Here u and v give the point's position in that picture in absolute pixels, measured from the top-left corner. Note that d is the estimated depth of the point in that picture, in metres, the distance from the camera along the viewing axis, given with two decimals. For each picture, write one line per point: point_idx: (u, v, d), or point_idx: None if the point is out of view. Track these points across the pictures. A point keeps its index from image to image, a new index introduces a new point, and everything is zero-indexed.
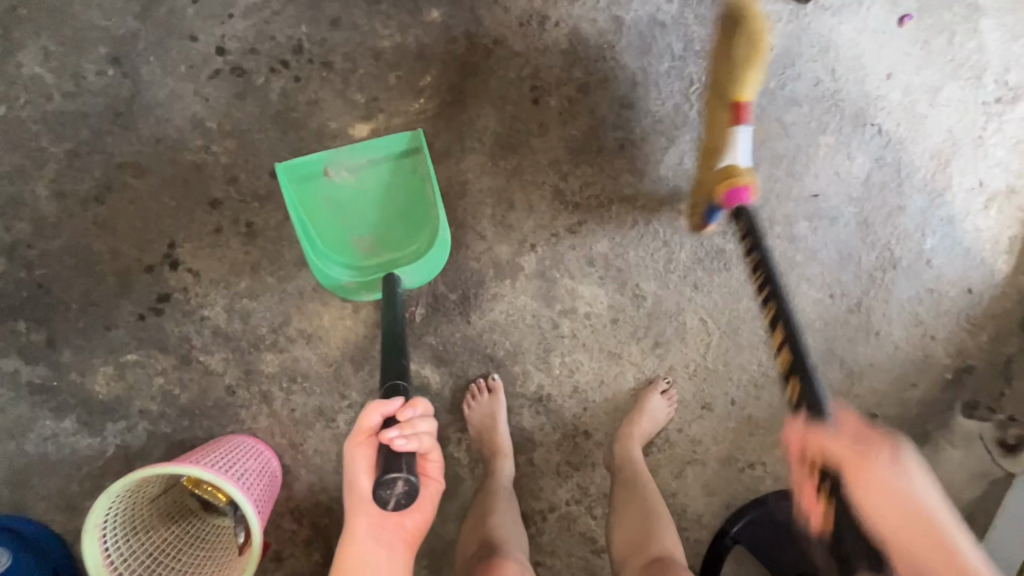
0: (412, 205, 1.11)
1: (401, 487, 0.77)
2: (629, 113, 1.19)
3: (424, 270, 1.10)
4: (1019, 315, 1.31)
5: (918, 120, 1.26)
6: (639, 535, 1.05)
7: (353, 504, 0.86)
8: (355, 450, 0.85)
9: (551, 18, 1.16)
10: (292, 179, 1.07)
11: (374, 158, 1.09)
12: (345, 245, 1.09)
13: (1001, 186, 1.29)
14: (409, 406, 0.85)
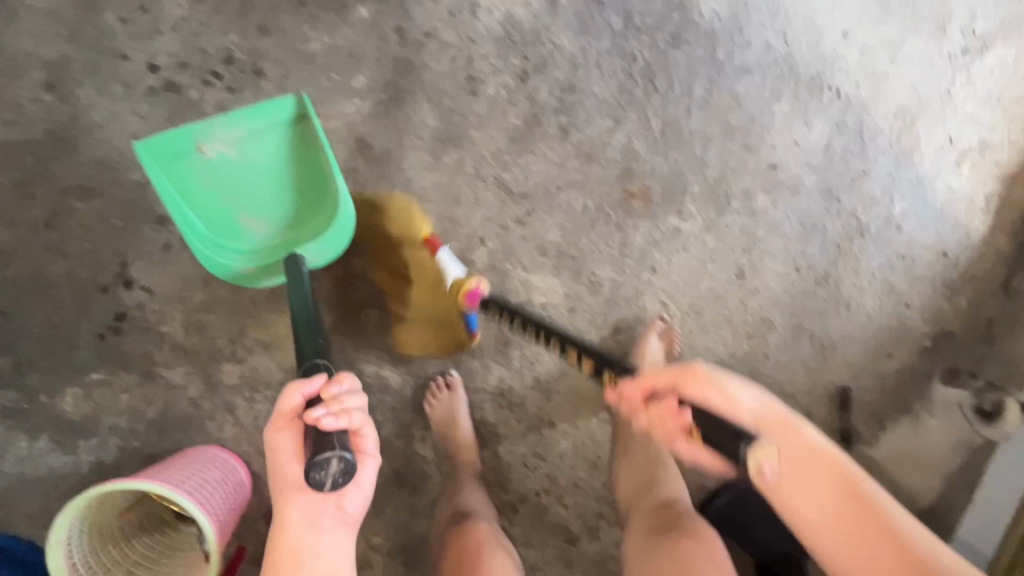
0: (303, 180, 1.04)
1: (335, 465, 0.66)
2: (571, 97, 1.17)
3: (329, 244, 1.01)
4: (998, 275, 1.26)
5: (879, 79, 1.20)
6: (641, 486, 1.08)
7: (281, 494, 0.72)
8: (279, 434, 0.73)
9: (482, 6, 1.13)
10: (160, 161, 0.98)
11: (255, 129, 1.01)
12: (235, 228, 1.02)
13: (974, 142, 1.22)
14: (336, 381, 0.73)
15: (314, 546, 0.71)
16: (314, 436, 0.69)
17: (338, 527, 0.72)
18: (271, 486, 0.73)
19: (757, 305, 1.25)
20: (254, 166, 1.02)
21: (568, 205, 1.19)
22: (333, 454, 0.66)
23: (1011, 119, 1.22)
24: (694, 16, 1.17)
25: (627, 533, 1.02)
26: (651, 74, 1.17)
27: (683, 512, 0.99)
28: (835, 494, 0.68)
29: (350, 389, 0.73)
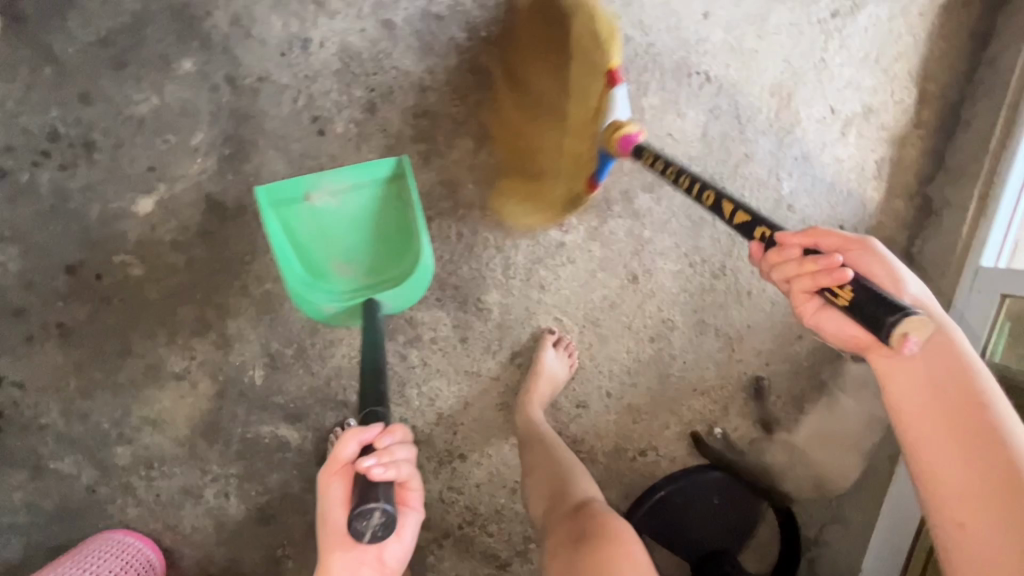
0: (393, 232, 1.04)
1: (379, 517, 0.65)
2: (426, 122, 1.11)
3: (405, 293, 1.00)
4: (899, 242, 1.22)
5: (748, 57, 1.14)
6: (551, 495, 0.98)
7: (329, 537, 0.73)
8: (335, 479, 0.72)
9: (314, 39, 1.06)
10: (274, 206, 0.99)
11: (358, 182, 1.01)
12: (327, 272, 1.01)
13: (856, 108, 1.17)
14: (387, 432, 0.73)
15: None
16: (362, 485, 0.68)
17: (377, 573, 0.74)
18: (321, 529, 0.73)
19: (655, 307, 1.21)
20: (363, 216, 1.03)
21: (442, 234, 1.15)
22: (379, 505, 0.66)
23: (892, 79, 1.17)
24: None
25: (544, 555, 0.90)
26: (506, 86, 1.12)
27: (595, 516, 0.89)
28: (953, 383, 0.67)
29: (399, 441, 0.73)
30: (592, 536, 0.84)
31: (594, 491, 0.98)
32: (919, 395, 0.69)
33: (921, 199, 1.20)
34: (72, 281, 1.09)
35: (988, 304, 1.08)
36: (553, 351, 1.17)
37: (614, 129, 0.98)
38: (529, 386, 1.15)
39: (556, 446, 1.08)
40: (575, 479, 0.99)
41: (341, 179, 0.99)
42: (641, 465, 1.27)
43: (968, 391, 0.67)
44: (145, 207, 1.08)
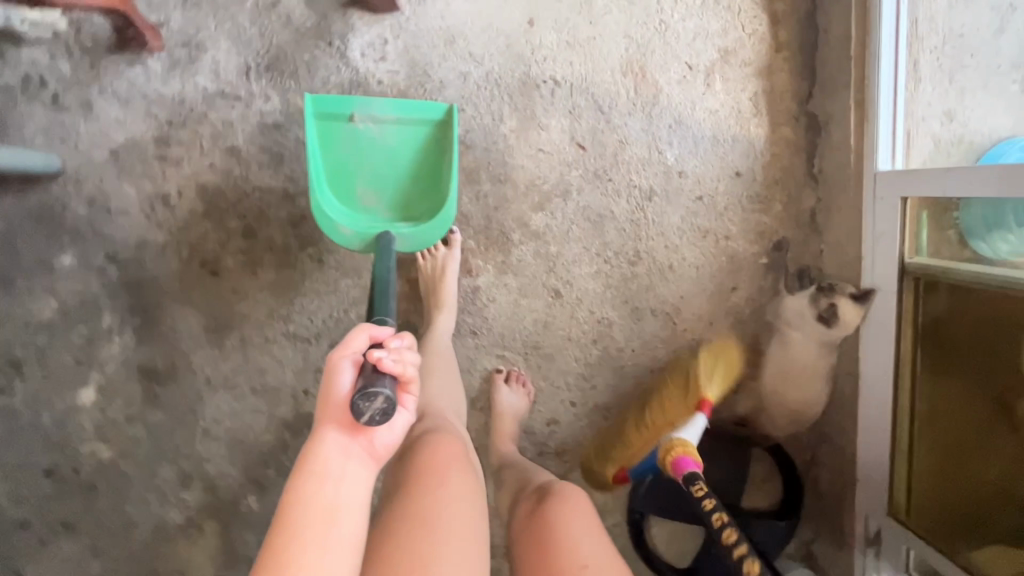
0: (426, 177, 1.07)
1: (380, 402, 0.66)
2: (306, 226, 1.12)
3: (420, 236, 1.04)
4: (796, 167, 1.21)
5: (589, 46, 1.11)
6: (518, 484, 1.05)
7: (326, 414, 0.71)
8: (344, 361, 0.70)
9: (171, 191, 1.07)
10: (319, 116, 1.02)
11: (404, 119, 1.04)
12: (350, 194, 1.05)
13: (714, 55, 1.14)
14: (397, 335, 0.73)
15: (341, 470, 0.69)
16: (369, 372, 0.68)
17: (362, 460, 0.70)
18: (319, 407, 0.71)
19: (587, 311, 1.23)
20: (399, 151, 1.05)
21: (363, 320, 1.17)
22: (382, 390, 0.66)
23: (739, 14, 1.13)
24: (375, 87, 1.07)
25: (512, 534, 0.95)
26: None
27: (549, 492, 0.95)
28: None
29: (408, 347, 0.73)
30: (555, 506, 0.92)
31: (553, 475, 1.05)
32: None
33: (805, 120, 1.19)
34: (55, 481, 1.16)
35: (893, 209, 1.08)
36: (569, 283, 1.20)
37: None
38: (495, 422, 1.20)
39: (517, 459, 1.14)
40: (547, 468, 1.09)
41: (388, 110, 1.02)
42: (626, 451, 1.32)
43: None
44: (89, 396, 1.14)
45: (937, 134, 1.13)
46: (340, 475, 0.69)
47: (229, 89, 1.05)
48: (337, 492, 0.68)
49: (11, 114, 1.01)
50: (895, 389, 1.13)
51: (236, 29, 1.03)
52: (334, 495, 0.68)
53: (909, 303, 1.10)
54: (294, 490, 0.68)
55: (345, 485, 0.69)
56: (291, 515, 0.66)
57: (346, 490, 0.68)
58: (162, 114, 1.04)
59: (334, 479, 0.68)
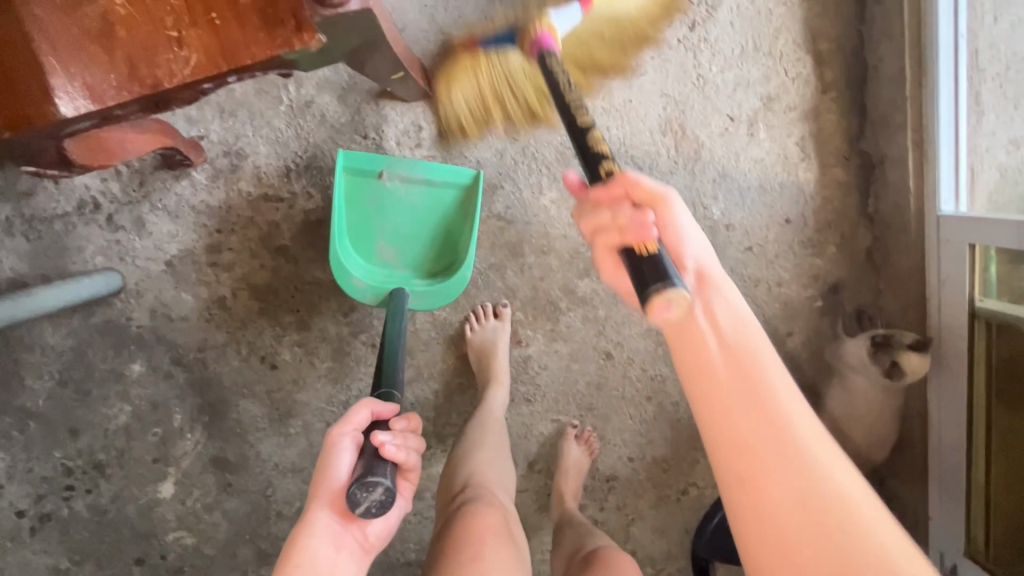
0: (447, 238, 1.06)
1: (379, 493, 0.62)
2: (357, 315, 1.13)
3: (435, 296, 1.03)
4: (851, 207, 1.15)
5: (623, 110, 1.08)
6: (572, 545, 1.03)
7: (317, 494, 0.67)
8: (343, 440, 0.68)
9: (225, 294, 1.09)
10: (348, 172, 1.01)
11: (432, 180, 1.03)
12: (369, 248, 1.04)
13: (756, 104, 1.09)
14: (403, 417, 0.72)
15: (331, 562, 0.65)
16: (371, 456, 0.65)
17: (354, 551, 0.67)
18: (312, 488, 0.67)
19: (639, 369, 1.22)
20: (424, 211, 1.04)
21: (419, 398, 1.18)
22: (382, 480, 0.63)
23: (781, 58, 1.07)
24: None
25: None
26: None
27: (602, 556, 0.93)
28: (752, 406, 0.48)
29: (412, 430, 0.71)
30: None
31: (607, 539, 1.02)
32: (772, 501, 0.44)
33: (858, 158, 1.13)
34: (143, 571, 1.21)
35: (961, 253, 1.03)
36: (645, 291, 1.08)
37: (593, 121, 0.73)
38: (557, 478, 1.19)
39: (578, 516, 1.12)
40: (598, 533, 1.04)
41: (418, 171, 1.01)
42: (688, 500, 1.29)
43: (780, 426, 0.45)
44: (168, 489, 1.19)
45: (1004, 165, 1.02)
46: (330, 567, 0.64)
47: (271, 192, 1.06)
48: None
49: (71, 239, 1.05)
50: (968, 426, 1.08)
51: (272, 133, 1.04)
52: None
53: (981, 342, 1.04)
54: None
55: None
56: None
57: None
58: (210, 223, 1.06)
59: (324, 573, 0.64)
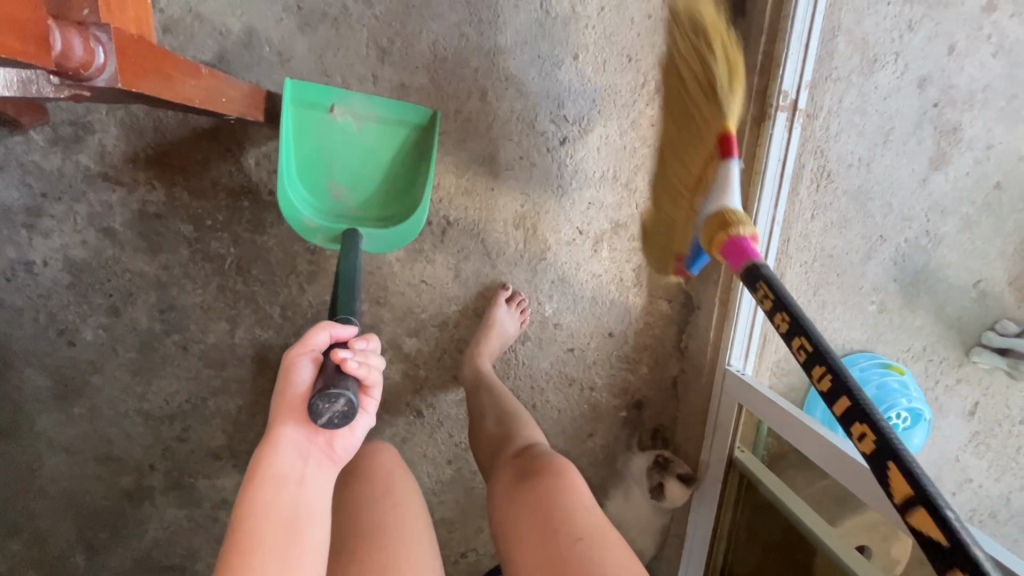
0: (402, 183, 1.03)
1: (342, 404, 0.56)
2: (173, 315, 1.11)
3: (391, 237, 0.98)
4: (668, 337, 1.27)
5: (484, 197, 1.14)
6: (500, 438, 0.97)
7: (281, 409, 0.61)
8: (302, 357, 0.62)
9: (36, 260, 1.06)
10: (296, 106, 0.98)
11: (385, 118, 1.02)
12: (319, 187, 1.00)
13: (605, 226, 1.18)
14: (364, 337, 0.64)
15: (298, 476, 0.61)
16: (331, 371, 0.59)
17: (321, 463, 0.62)
18: (273, 403, 0.61)
19: (446, 434, 1.27)
20: (377, 150, 1.02)
21: (221, 410, 1.17)
22: (345, 392, 0.56)
23: (634, 192, 1.17)
24: (265, 197, 1.09)
25: (490, 493, 0.88)
26: (246, 268, 1.11)
27: (539, 457, 0.87)
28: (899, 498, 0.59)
29: (374, 351, 0.64)
30: (543, 476, 0.81)
31: (540, 436, 0.97)
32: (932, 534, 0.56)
33: (680, 298, 1.25)
34: None
35: (731, 410, 1.17)
36: (505, 306, 1.17)
37: (722, 224, 0.86)
38: (479, 339, 1.15)
39: (505, 397, 1.08)
40: (525, 424, 0.99)
41: (371, 108, 1.00)
42: (465, 564, 1.34)
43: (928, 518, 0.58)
44: None
45: None
46: (300, 478, 0.61)
47: (112, 173, 1.04)
48: (297, 498, 0.60)
49: None
50: (711, 542, 1.22)
51: (128, 117, 1.03)
52: (295, 500, 0.60)
53: (733, 486, 1.19)
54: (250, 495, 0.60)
55: (305, 492, 0.61)
56: (245, 521, 0.58)
57: (304, 498, 0.61)
58: (37, 186, 1.03)
59: (292, 485, 0.61)
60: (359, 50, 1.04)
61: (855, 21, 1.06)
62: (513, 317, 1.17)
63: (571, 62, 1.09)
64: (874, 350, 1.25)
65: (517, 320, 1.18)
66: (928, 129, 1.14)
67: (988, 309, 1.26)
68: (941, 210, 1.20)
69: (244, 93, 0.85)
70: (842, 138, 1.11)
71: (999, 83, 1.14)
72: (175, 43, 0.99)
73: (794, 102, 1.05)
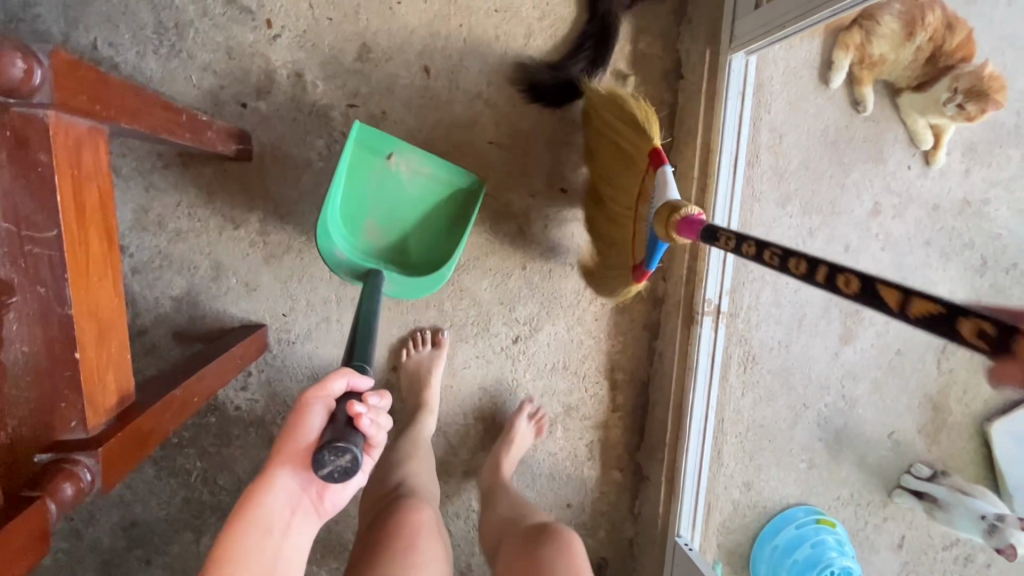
0: (433, 236, 1.06)
1: (346, 460, 0.58)
2: (137, 530, 1.12)
3: (409, 286, 1.01)
4: (624, 501, 1.34)
5: (444, 391, 1.22)
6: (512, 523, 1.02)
7: (284, 450, 0.67)
8: (317, 403, 0.66)
9: None
10: (356, 146, 0.99)
11: (434, 174, 1.03)
12: (356, 224, 1.02)
13: (558, 409, 1.27)
14: (378, 393, 0.67)
15: (284, 521, 0.68)
16: (343, 424, 0.61)
17: (309, 512, 0.69)
18: (279, 442, 0.66)
19: None
20: (419, 203, 1.05)
21: None
22: (353, 447, 0.58)
23: (583, 378, 1.27)
24: (232, 411, 1.13)
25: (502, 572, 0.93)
26: (212, 478, 1.13)
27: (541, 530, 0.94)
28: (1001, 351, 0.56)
29: (385, 409, 0.67)
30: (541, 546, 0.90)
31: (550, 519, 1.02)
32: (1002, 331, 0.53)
33: (631, 467, 1.34)
34: None
35: None
36: (525, 418, 1.21)
37: (671, 210, 0.85)
38: None
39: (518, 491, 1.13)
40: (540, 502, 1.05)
41: (424, 164, 1.01)
42: None
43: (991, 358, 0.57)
44: None
45: (737, 500, 1.32)
46: (284, 528, 0.68)
47: None
48: (280, 544, 0.68)
49: None
50: None
51: None
52: (279, 544, 0.69)
53: None
54: (232, 533, 0.67)
55: (288, 539, 0.69)
56: (226, 562, 0.66)
57: (287, 543, 0.69)
58: None
59: (278, 533, 0.68)
60: (322, 275, 1.11)
61: (764, 232, 1.22)
62: (533, 431, 1.21)
63: (520, 271, 1.19)
64: (810, 502, 1.37)
65: (536, 433, 1.21)
66: (834, 312, 1.30)
67: (902, 456, 1.41)
68: (853, 376, 1.35)
69: (217, 370, 0.88)
70: (762, 326, 1.26)
71: (890, 271, 1.32)
72: (143, 282, 1.04)
73: (717, 306, 1.19)
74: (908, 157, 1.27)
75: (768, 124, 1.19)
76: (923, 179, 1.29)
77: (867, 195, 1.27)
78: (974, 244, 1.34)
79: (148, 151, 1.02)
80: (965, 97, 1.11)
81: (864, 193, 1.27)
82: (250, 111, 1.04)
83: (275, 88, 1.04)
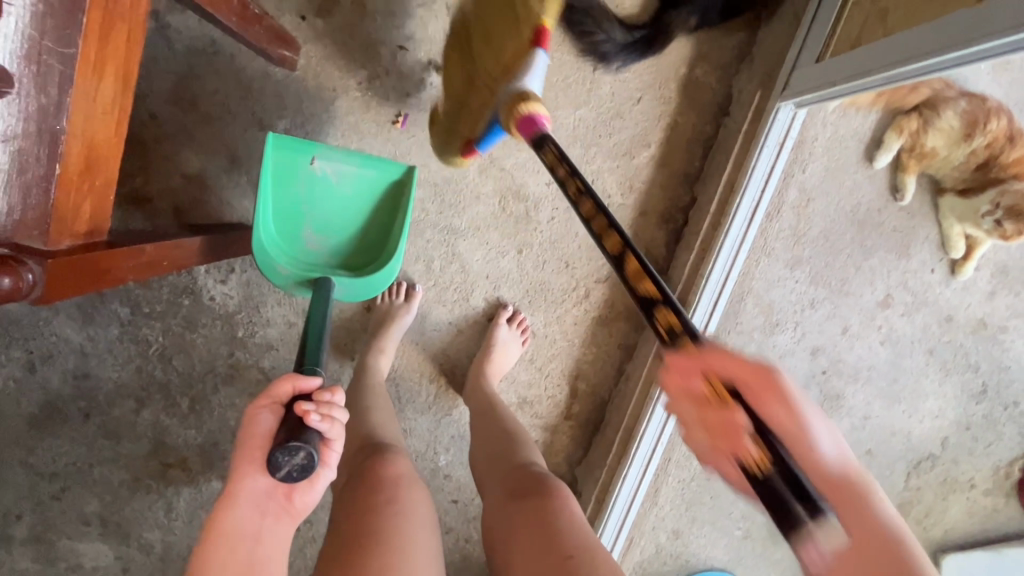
0: (377, 235, 1.04)
1: (302, 458, 0.58)
2: (86, 384, 1.16)
3: (364, 287, 1.00)
4: None
5: (408, 346, 1.23)
6: (502, 454, 0.96)
7: (241, 458, 0.62)
8: (262, 411, 0.63)
9: None
10: (274, 156, 0.97)
11: (365, 171, 1.01)
12: (296, 233, 1.00)
13: (512, 399, 1.26)
14: (330, 389, 0.65)
15: (255, 531, 0.62)
16: (293, 424, 0.60)
17: (280, 516, 0.63)
18: (233, 452, 0.62)
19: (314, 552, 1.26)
20: (356, 202, 1.02)
21: (103, 480, 1.19)
22: (307, 445, 0.58)
23: (545, 376, 1.26)
24: (206, 299, 1.16)
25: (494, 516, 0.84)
26: (168, 357, 1.17)
27: (535, 477, 0.87)
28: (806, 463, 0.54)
29: (340, 404, 0.65)
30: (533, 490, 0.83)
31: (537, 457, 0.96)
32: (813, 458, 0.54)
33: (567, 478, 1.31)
34: None
35: None
36: (507, 327, 1.19)
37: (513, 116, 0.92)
38: None
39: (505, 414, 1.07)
40: (524, 446, 0.97)
41: (352, 162, 0.99)
42: None
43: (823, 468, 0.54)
44: None
45: (661, 544, 1.29)
46: (257, 535, 0.62)
47: None
48: (253, 554, 0.62)
49: None
50: None
51: None
52: (251, 554, 0.62)
53: None
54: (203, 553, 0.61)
55: (261, 546, 0.62)
56: None
57: (262, 550, 0.62)
58: None
59: (250, 541, 0.62)
60: None
61: (764, 288, 1.20)
62: (516, 340, 1.20)
63: (515, 254, 1.20)
64: (733, 570, 1.33)
65: (520, 342, 1.20)
66: (814, 389, 1.26)
67: None
68: None
69: (195, 251, 0.91)
70: None
71: (882, 367, 1.27)
72: (162, 154, 1.09)
73: None
74: (933, 260, 1.23)
75: (799, 183, 1.16)
76: (943, 287, 1.24)
77: (881, 284, 1.24)
78: (977, 368, 1.28)
79: (203, 34, 1.06)
80: (1005, 215, 1.07)
81: (878, 281, 1.23)
82: (307, 25, 1.07)
83: (337, 11, 1.08)
